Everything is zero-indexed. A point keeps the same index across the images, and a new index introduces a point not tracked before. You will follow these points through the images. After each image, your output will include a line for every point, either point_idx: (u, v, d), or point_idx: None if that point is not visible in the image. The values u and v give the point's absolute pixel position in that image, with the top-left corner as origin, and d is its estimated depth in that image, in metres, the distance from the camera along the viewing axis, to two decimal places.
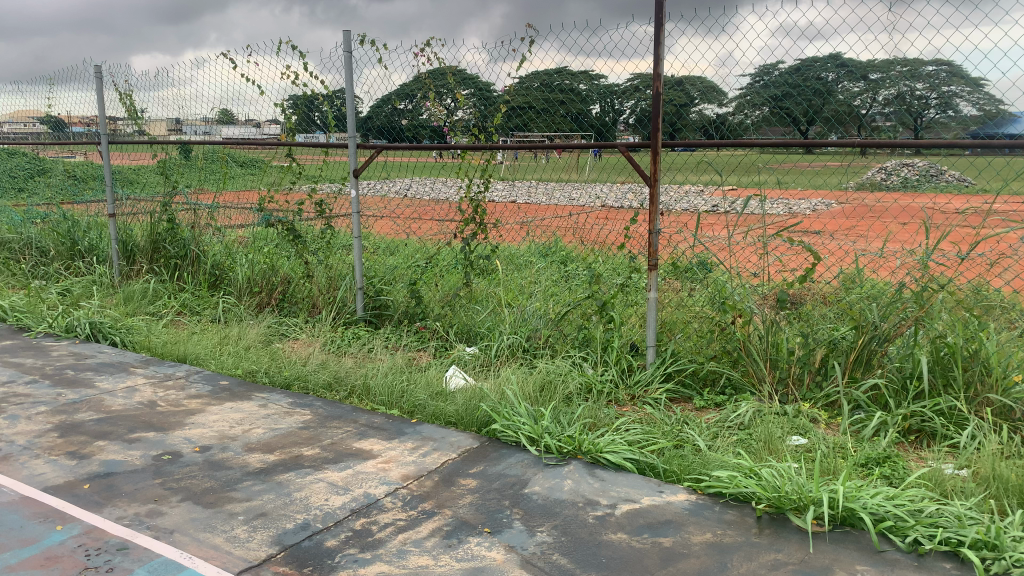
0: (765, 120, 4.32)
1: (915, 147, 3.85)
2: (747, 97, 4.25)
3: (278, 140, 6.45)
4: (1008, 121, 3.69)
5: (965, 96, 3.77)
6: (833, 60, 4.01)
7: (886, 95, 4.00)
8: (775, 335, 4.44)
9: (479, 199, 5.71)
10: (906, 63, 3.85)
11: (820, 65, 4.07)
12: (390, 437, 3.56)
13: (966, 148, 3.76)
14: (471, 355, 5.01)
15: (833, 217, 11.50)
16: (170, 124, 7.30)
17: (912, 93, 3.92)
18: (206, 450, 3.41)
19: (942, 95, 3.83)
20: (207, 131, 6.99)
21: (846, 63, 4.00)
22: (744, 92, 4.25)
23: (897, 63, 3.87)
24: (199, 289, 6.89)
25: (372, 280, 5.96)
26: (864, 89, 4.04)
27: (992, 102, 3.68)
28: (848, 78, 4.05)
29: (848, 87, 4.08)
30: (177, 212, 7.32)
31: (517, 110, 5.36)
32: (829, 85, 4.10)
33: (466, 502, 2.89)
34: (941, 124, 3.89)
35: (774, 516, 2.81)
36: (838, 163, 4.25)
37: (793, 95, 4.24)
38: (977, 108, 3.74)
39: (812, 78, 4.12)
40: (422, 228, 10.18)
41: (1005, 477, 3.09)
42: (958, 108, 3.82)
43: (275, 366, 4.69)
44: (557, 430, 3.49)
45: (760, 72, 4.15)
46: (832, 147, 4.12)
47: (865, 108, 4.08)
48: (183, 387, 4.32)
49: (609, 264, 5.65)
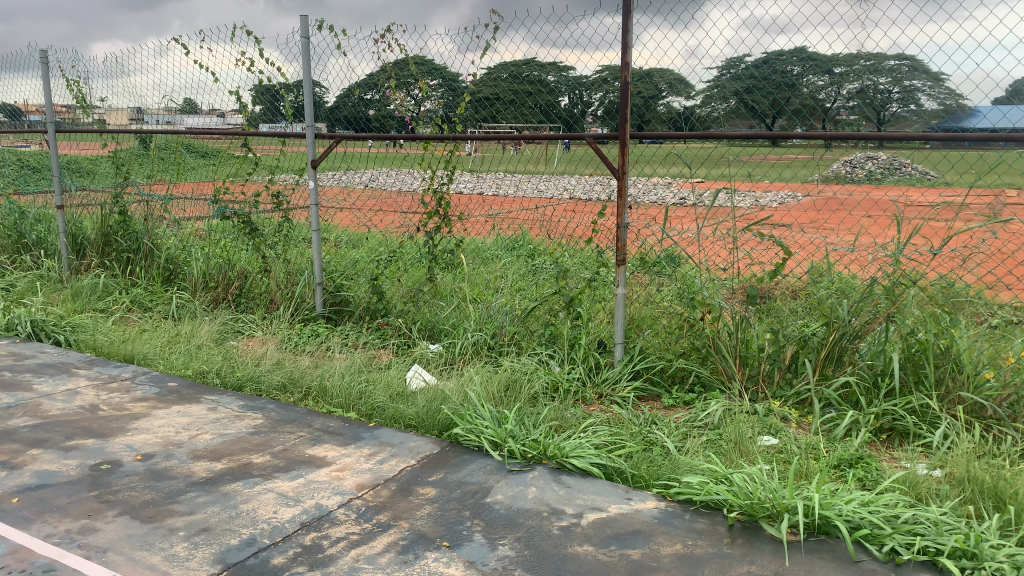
0: (732, 113, 4.24)
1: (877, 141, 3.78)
2: (715, 88, 4.18)
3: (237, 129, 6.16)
4: (968, 115, 3.66)
5: (927, 91, 3.74)
6: (796, 54, 3.93)
7: (851, 88, 3.91)
8: (744, 331, 4.34)
9: (442, 191, 5.54)
10: (870, 57, 3.78)
11: (785, 59, 3.99)
12: (346, 443, 3.38)
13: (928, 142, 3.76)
14: (434, 353, 4.84)
15: (802, 209, 11.50)
16: (129, 114, 7.03)
17: (875, 88, 3.85)
18: (148, 459, 3.20)
19: (904, 89, 3.79)
20: (170, 121, 6.69)
21: (811, 57, 3.91)
22: (713, 84, 4.16)
23: (861, 57, 3.80)
24: (152, 284, 6.62)
25: (333, 275, 5.77)
26: (829, 83, 3.93)
27: (953, 97, 3.65)
28: (813, 71, 3.94)
29: (812, 81, 3.97)
30: (129, 204, 7.04)
31: (484, 102, 5.16)
32: (794, 79, 4.00)
33: (423, 513, 2.73)
34: (905, 119, 3.85)
35: (746, 524, 2.69)
36: (806, 156, 4.14)
37: (755, 88, 4.13)
38: (937, 101, 3.72)
39: (777, 71, 4.03)
40: (387, 221, 9.97)
41: (980, 479, 3.01)
42: (920, 102, 3.78)
43: (228, 366, 4.49)
44: (522, 434, 3.34)
45: (727, 65, 4.06)
46: (798, 139, 4.01)
47: (830, 102, 3.98)
48: (128, 389, 4.09)
49: (577, 259, 5.51)
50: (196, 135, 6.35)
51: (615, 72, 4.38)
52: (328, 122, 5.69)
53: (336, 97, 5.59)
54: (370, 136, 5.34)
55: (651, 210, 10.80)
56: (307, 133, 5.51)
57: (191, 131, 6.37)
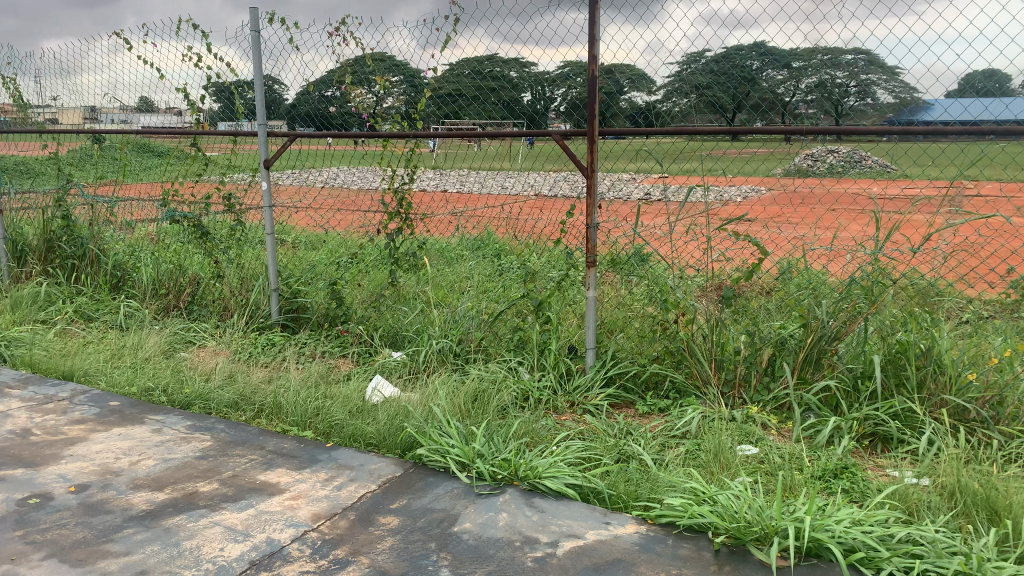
0: (693, 109, 4.04)
1: (836, 134, 3.67)
2: (675, 84, 3.99)
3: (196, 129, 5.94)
4: (922, 109, 3.54)
5: (882, 84, 3.62)
6: (756, 47, 3.79)
7: (809, 83, 3.79)
8: (719, 334, 4.17)
9: (403, 191, 5.30)
10: (828, 51, 3.68)
11: (744, 53, 3.85)
12: (301, 467, 3.14)
13: (884, 135, 3.62)
14: (397, 362, 4.60)
15: (765, 205, 11.50)
16: (83, 112, 6.64)
17: (833, 82, 3.72)
18: (83, 490, 2.92)
19: (860, 83, 3.66)
20: (125, 120, 6.31)
21: (769, 52, 3.78)
22: (673, 80, 3.99)
23: (819, 51, 3.69)
24: (98, 292, 6.27)
25: (289, 280, 5.50)
26: (787, 78, 3.82)
27: (907, 90, 3.53)
28: (772, 66, 3.82)
29: (772, 75, 3.86)
30: (72, 207, 6.67)
31: (445, 99, 4.91)
32: (753, 74, 3.89)
33: (385, 547, 2.50)
34: (860, 112, 3.70)
35: (733, 548, 2.51)
36: (765, 151, 3.98)
37: (720, 83, 3.97)
38: (893, 95, 3.60)
39: (736, 66, 3.90)
40: (348, 220, 9.70)
41: (972, 490, 2.87)
42: (876, 96, 3.64)
43: (175, 381, 4.20)
44: (490, 452, 3.13)
45: (688, 59, 3.90)
46: (759, 134, 3.85)
47: (789, 96, 3.86)
48: (65, 410, 3.79)
49: (544, 259, 5.29)
50: (154, 135, 6.05)
51: (576, 67, 4.26)
52: (288, 119, 5.41)
53: (296, 93, 5.32)
54: (331, 132, 5.04)
55: (617, 206, 10.73)
56: (259, 132, 5.31)
57: (146, 130, 6.07)
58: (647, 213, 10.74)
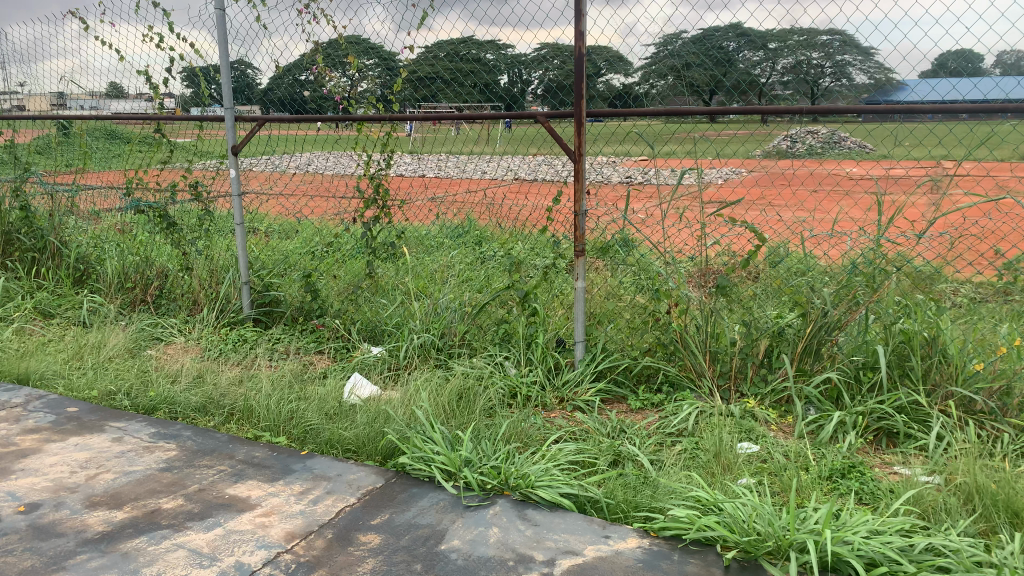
0: (672, 90, 3.82)
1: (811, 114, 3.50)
2: (653, 67, 3.79)
3: (175, 115, 5.56)
4: (897, 88, 3.41)
5: (857, 65, 3.44)
6: (733, 27, 3.61)
7: (786, 64, 3.57)
8: (714, 325, 3.96)
9: (380, 177, 4.98)
10: (803, 32, 3.48)
11: (721, 34, 3.64)
12: (274, 478, 2.91)
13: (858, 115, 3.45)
14: (376, 358, 4.36)
15: (749, 188, 11.36)
16: (50, 99, 6.26)
17: (809, 63, 3.52)
18: (33, 510, 2.67)
19: (835, 65, 3.47)
20: (94, 106, 5.91)
21: (747, 32, 3.60)
22: (650, 62, 3.79)
23: (794, 31, 3.50)
24: (60, 287, 5.94)
25: (261, 272, 5.23)
26: (764, 59, 3.61)
27: (885, 71, 3.37)
28: (748, 47, 3.62)
29: (748, 57, 3.64)
30: (31, 197, 6.31)
31: (424, 81, 4.59)
32: (731, 55, 3.67)
33: (365, 570, 2.28)
34: (838, 93, 3.50)
35: (744, 563, 2.33)
36: (744, 132, 3.65)
37: (696, 64, 3.75)
38: (868, 77, 3.42)
39: (714, 47, 3.68)
40: (324, 205, 9.41)
41: (991, 491, 2.69)
42: (851, 77, 3.45)
43: (140, 385, 3.94)
44: (478, 460, 2.91)
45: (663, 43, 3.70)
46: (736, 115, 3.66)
47: (765, 78, 3.63)
48: (18, 418, 3.52)
49: (530, 244, 5.06)
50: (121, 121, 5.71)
51: (556, 50, 4.00)
52: (261, 105, 5.10)
53: (270, 78, 5.03)
54: (319, 116, 4.72)
55: (602, 190, 10.54)
56: (226, 117, 4.98)
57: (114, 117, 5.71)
58: (632, 197, 10.50)
